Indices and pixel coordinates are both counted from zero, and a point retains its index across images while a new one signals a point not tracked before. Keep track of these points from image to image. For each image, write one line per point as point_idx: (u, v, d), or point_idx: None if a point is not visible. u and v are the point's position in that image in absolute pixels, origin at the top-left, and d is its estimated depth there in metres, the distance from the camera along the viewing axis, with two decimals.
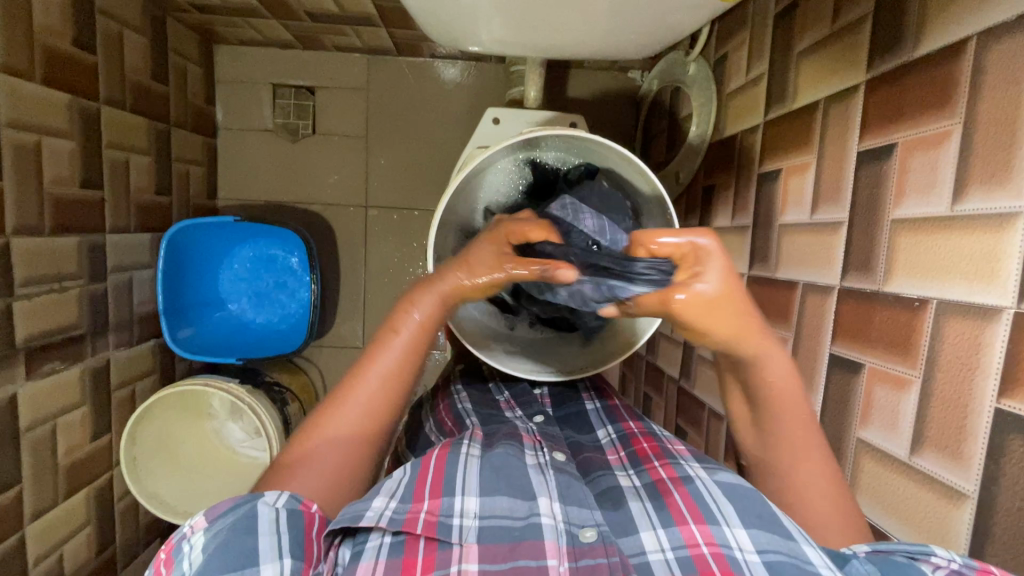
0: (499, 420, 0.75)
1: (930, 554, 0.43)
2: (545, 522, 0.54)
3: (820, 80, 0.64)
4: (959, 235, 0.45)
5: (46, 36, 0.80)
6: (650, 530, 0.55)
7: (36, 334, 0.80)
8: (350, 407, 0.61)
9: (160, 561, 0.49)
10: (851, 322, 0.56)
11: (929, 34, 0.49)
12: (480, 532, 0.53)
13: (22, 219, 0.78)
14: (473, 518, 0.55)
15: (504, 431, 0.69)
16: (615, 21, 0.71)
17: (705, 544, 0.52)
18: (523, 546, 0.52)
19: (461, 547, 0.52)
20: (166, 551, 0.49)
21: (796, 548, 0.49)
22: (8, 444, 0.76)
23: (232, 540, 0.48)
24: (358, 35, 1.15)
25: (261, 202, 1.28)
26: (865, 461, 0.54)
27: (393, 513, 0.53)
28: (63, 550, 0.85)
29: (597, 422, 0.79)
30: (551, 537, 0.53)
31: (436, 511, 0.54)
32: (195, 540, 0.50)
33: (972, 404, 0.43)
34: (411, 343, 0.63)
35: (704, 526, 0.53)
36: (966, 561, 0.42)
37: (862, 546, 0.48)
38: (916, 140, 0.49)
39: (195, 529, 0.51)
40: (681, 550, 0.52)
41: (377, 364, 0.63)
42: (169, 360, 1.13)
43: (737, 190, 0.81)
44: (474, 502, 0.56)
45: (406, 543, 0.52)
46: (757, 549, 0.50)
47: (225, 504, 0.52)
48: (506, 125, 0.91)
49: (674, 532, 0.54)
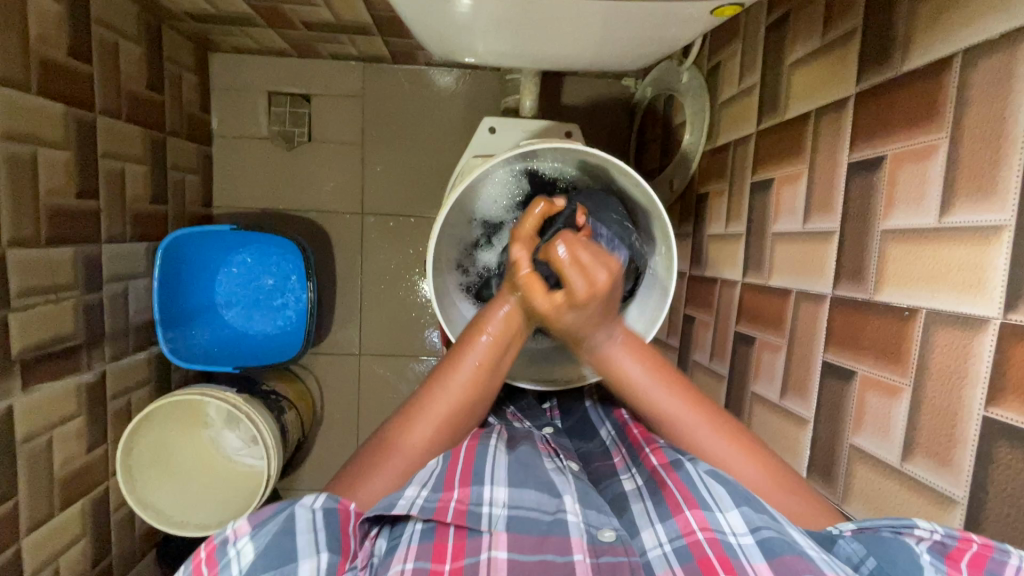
0: (509, 425, 0.76)
1: (914, 526, 0.44)
2: (571, 520, 0.55)
3: (811, 92, 0.65)
4: (946, 247, 0.46)
5: (42, 47, 0.81)
6: (651, 528, 0.57)
7: (32, 345, 0.80)
8: (433, 412, 0.62)
9: (201, 560, 0.49)
10: (843, 331, 0.57)
11: (916, 49, 0.50)
12: (509, 521, 0.54)
13: (17, 229, 0.78)
14: (502, 508, 0.56)
15: (521, 434, 0.71)
16: (610, 33, 0.72)
17: (700, 529, 0.53)
18: (551, 541, 0.53)
19: (490, 535, 0.53)
20: (208, 550, 0.49)
21: (784, 527, 0.50)
22: (4, 455, 0.75)
23: (274, 540, 0.49)
24: (353, 44, 1.15)
25: (257, 210, 1.28)
26: (857, 467, 0.55)
27: (425, 501, 0.54)
28: (59, 562, 0.85)
29: (600, 422, 0.80)
30: (577, 535, 0.53)
31: (465, 500, 0.55)
32: (240, 544, 0.49)
33: (961, 412, 0.44)
34: (485, 356, 0.64)
35: (697, 511, 0.54)
36: (948, 531, 0.43)
37: (848, 525, 0.49)
38: (905, 153, 0.50)
39: (238, 533, 0.50)
40: (678, 540, 0.53)
41: (457, 372, 0.63)
42: (165, 369, 1.12)
43: (730, 198, 0.82)
44: (502, 492, 0.57)
45: (436, 529, 0.53)
46: (750, 529, 0.52)
47: (266, 509, 0.52)
48: (502, 134, 0.92)
49: (671, 524, 0.55)
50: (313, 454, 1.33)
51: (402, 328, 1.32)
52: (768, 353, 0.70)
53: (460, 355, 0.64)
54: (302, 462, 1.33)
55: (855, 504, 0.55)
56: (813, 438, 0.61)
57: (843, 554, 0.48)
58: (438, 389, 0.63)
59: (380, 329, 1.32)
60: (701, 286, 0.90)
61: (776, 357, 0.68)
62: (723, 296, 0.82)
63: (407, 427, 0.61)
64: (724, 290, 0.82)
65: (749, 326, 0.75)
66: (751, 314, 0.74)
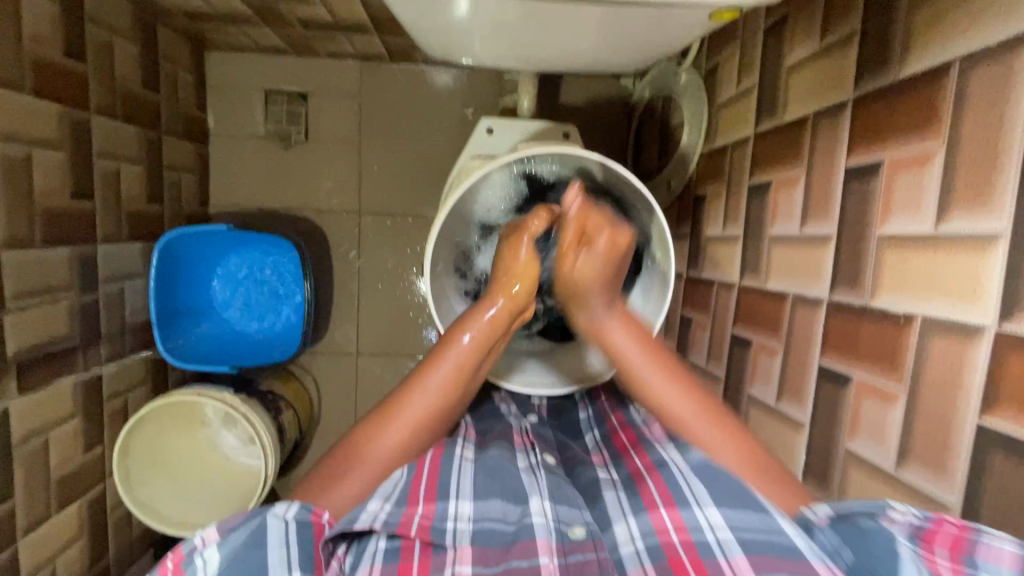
0: (492, 417, 0.77)
1: (886, 509, 0.45)
2: (536, 522, 0.55)
3: (808, 96, 0.65)
4: (942, 254, 0.46)
5: (36, 47, 0.80)
6: (623, 522, 0.57)
7: (28, 347, 0.79)
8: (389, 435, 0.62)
9: (168, 571, 0.49)
10: (840, 336, 0.57)
11: (914, 56, 0.50)
12: (473, 534, 0.54)
13: (12, 231, 0.77)
14: (467, 522, 0.55)
15: (497, 431, 0.72)
16: (608, 36, 0.72)
17: (676, 529, 0.53)
18: (517, 547, 0.53)
19: (455, 551, 0.52)
20: (175, 561, 0.49)
21: (769, 522, 0.50)
22: (0, 458, 0.75)
23: (245, 554, 0.49)
24: (350, 42, 1.15)
25: (253, 209, 1.28)
26: (852, 472, 0.55)
27: (388, 515, 0.53)
28: (55, 563, 0.85)
29: (585, 425, 0.81)
30: (543, 535, 0.53)
31: (429, 516, 0.54)
32: (207, 554, 0.49)
33: (955, 420, 0.44)
34: (441, 387, 0.65)
35: (674, 510, 0.55)
36: (920, 514, 0.44)
37: (824, 512, 0.51)
38: (902, 160, 0.50)
39: (207, 542, 0.50)
40: (651, 537, 0.53)
41: (415, 397, 0.64)
42: (161, 370, 1.12)
43: (728, 200, 0.82)
44: (468, 506, 0.57)
45: (401, 549, 0.52)
46: (729, 525, 0.51)
47: (237, 517, 0.52)
48: (500, 137, 0.92)
49: (645, 520, 0.55)
50: (310, 453, 1.33)
51: (399, 328, 1.32)
52: (764, 357, 0.70)
53: (417, 384, 0.64)
54: (299, 461, 1.33)
55: None
56: (808, 442, 0.61)
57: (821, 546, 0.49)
58: (424, 379, 0.65)
59: (378, 329, 1.32)
60: (698, 288, 0.90)
61: (772, 360, 0.68)
62: (720, 299, 0.82)
63: (373, 442, 0.61)
64: (721, 292, 0.82)
65: (746, 329, 0.75)
66: (748, 317, 0.74)
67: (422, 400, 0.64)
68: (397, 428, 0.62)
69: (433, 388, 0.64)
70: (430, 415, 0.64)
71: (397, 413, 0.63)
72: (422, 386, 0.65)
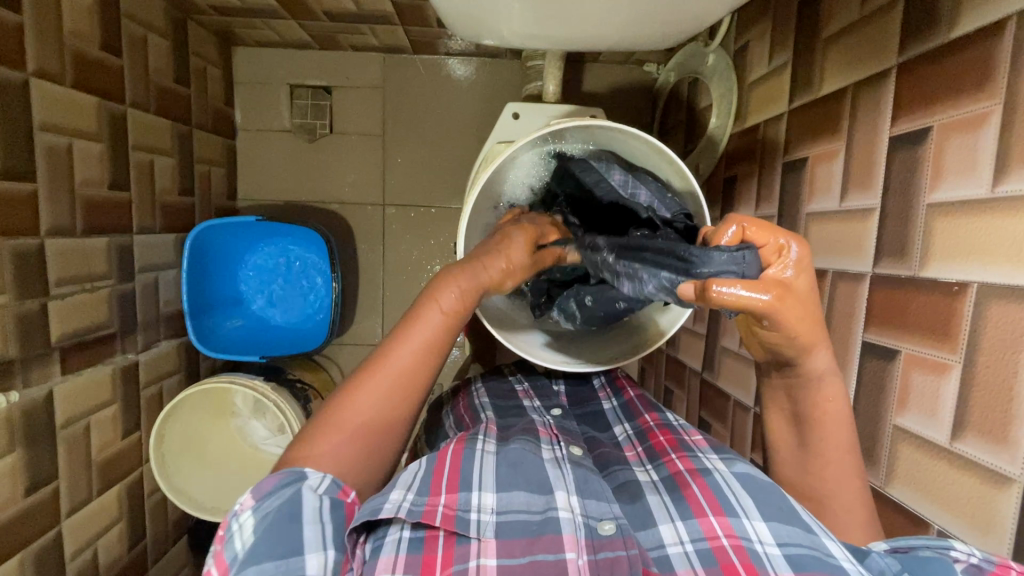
0: (517, 413, 0.76)
1: (950, 548, 0.44)
2: (562, 516, 0.55)
3: (847, 67, 0.63)
4: (1000, 217, 0.44)
5: (76, 41, 0.82)
6: (668, 523, 0.56)
7: (70, 333, 0.81)
8: (395, 361, 0.61)
9: (215, 537, 0.51)
10: (885, 308, 0.55)
11: (966, 15, 0.48)
12: (498, 527, 0.54)
13: (54, 219, 0.79)
14: (490, 514, 0.55)
15: (520, 427, 0.70)
16: (638, 11, 0.71)
17: (725, 536, 0.53)
18: (541, 540, 0.53)
19: (479, 542, 0.53)
20: (221, 527, 0.51)
21: (816, 541, 0.50)
22: (46, 439, 0.77)
23: (278, 522, 0.50)
24: (374, 34, 1.15)
25: (278, 202, 1.29)
26: (901, 449, 0.53)
27: (411, 504, 0.53)
28: (97, 545, 0.87)
29: (614, 419, 0.79)
30: (569, 531, 0.54)
31: (454, 505, 0.55)
32: (242, 519, 0.51)
33: (1016, 387, 0.43)
34: (443, 324, 0.64)
35: (724, 518, 0.54)
36: (986, 556, 0.42)
37: (881, 544, 0.50)
38: (952, 123, 0.49)
39: (243, 506, 0.52)
40: (701, 542, 0.53)
41: (423, 325, 0.63)
42: (193, 359, 1.14)
43: (761, 179, 0.80)
44: (491, 497, 0.57)
45: (425, 539, 0.53)
46: (777, 542, 0.51)
47: (269, 483, 0.53)
48: (527, 120, 0.91)
49: (693, 525, 0.55)
50: None
51: None
52: None
53: (426, 312, 0.64)
54: None
55: (898, 486, 0.54)
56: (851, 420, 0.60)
57: (877, 569, 0.47)
58: (407, 335, 0.63)
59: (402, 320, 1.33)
60: None
61: None
62: None
63: (382, 366, 0.62)
64: None
65: None
66: None
67: (392, 365, 0.61)
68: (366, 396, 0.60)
69: (410, 348, 0.62)
70: (406, 379, 0.62)
71: (375, 373, 0.61)
72: (431, 314, 0.64)
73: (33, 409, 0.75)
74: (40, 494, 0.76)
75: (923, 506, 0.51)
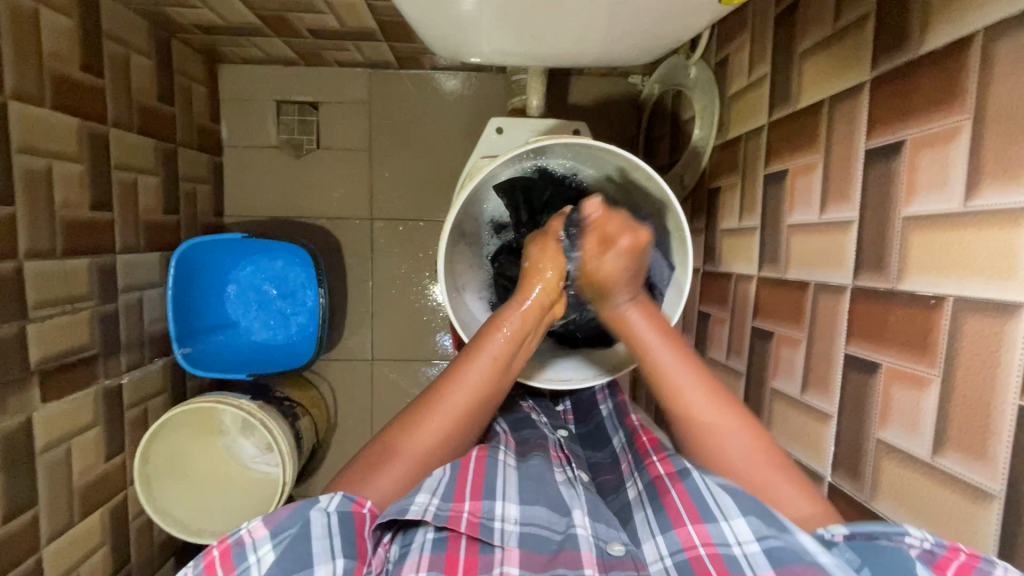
0: (526, 424, 0.76)
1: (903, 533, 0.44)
2: (580, 534, 0.55)
3: (823, 80, 0.64)
4: (974, 231, 0.44)
5: (55, 62, 0.82)
6: (651, 539, 0.56)
7: (50, 356, 0.81)
8: (439, 421, 0.60)
9: (213, 559, 0.47)
10: (865, 322, 0.55)
11: (934, 32, 0.49)
12: (521, 537, 0.54)
13: (32, 242, 0.78)
14: (513, 524, 0.55)
15: (535, 441, 0.70)
16: (617, 28, 0.71)
17: (703, 544, 0.52)
18: (562, 556, 0.53)
19: (503, 550, 0.53)
20: (220, 550, 0.47)
21: (794, 538, 0.48)
22: (24, 465, 0.76)
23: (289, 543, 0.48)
24: (360, 50, 1.16)
25: (266, 218, 1.29)
26: (885, 463, 0.53)
27: (437, 509, 0.53)
28: (78, 572, 0.85)
29: (612, 430, 0.77)
30: (588, 548, 0.53)
31: (478, 513, 0.55)
32: (261, 549, 0.48)
33: (994, 402, 0.42)
34: (481, 381, 0.63)
35: (702, 525, 0.53)
36: (937, 541, 0.43)
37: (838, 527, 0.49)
38: (925, 138, 0.49)
39: (255, 535, 0.49)
40: (680, 553, 0.53)
41: (456, 390, 0.62)
42: (180, 377, 1.13)
43: (744, 190, 0.80)
44: (514, 509, 0.57)
45: (448, 539, 0.52)
46: (756, 538, 0.50)
47: (282, 509, 0.50)
48: (510, 135, 0.92)
49: (672, 536, 0.54)
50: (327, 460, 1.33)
51: (413, 332, 1.32)
52: (786, 348, 0.68)
53: (470, 363, 0.63)
54: (316, 469, 1.33)
55: (882, 500, 0.53)
56: (836, 433, 0.59)
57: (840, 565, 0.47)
58: (442, 401, 0.61)
59: (392, 334, 1.32)
60: (715, 280, 0.89)
61: (795, 351, 0.67)
62: (739, 290, 0.81)
63: (416, 432, 0.60)
64: (740, 284, 0.80)
65: (766, 321, 0.73)
66: (769, 309, 0.72)
67: (465, 393, 0.62)
68: (443, 416, 0.61)
69: (473, 384, 0.62)
70: (469, 412, 0.62)
71: (439, 405, 0.61)
72: (464, 378, 0.63)
73: (11, 435, 0.74)
74: (16, 523, 0.74)
75: (907, 521, 0.50)
